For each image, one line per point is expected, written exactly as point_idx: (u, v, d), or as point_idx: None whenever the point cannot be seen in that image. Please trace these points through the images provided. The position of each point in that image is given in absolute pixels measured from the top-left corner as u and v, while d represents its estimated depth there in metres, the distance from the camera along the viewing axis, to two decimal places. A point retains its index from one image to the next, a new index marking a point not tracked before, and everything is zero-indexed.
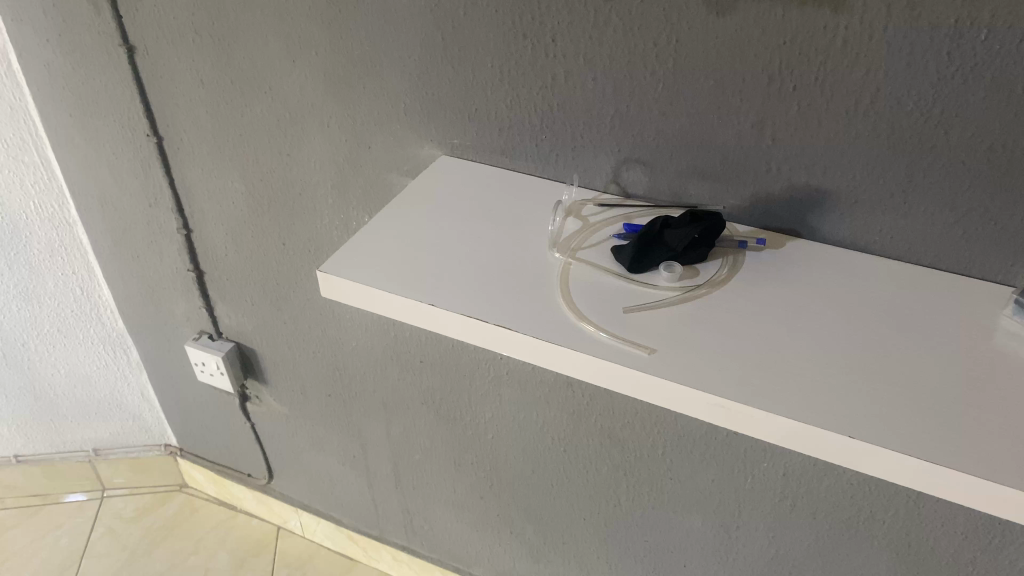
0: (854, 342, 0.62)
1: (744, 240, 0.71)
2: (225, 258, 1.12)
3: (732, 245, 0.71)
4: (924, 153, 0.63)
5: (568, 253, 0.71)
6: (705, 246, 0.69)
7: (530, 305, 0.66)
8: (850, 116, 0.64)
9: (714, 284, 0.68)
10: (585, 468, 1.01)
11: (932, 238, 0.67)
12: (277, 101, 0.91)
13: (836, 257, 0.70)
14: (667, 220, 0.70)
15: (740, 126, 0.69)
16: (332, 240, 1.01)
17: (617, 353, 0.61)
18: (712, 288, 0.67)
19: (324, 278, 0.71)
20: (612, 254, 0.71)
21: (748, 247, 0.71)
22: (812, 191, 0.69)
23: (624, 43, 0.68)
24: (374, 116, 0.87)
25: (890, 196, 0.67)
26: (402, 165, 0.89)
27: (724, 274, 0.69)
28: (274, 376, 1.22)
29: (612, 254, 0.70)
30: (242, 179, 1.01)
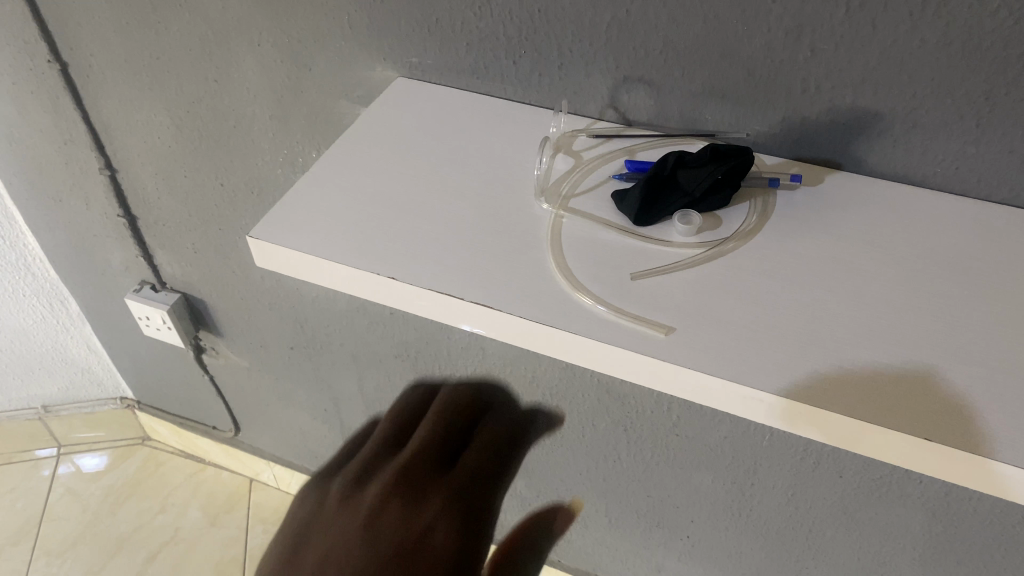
0: (917, 306, 0.50)
1: (775, 176, 0.58)
2: (159, 202, 0.97)
3: (761, 182, 0.58)
4: (1008, 64, 0.50)
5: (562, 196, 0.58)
6: (729, 188, 0.56)
7: (515, 273, 0.53)
8: (914, 19, 0.50)
9: (741, 236, 0.55)
10: (582, 424, 0.90)
11: (1008, 170, 0.54)
12: (196, 18, 0.75)
13: (885, 195, 0.57)
14: (683, 155, 0.57)
15: (770, 34, 0.54)
16: (278, 179, 0.87)
17: (625, 336, 0.49)
18: (740, 242, 0.55)
19: (258, 245, 0.57)
20: (614, 202, 0.58)
21: (779, 185, 0.58)
22: (859, 114, 0.56)
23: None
24: (313, 32, 0.71)
25: (959, 119, 0.53)
26: (352, 91, 0.74)
27: (752, 224, 0.56)
28: (229, 328, 1.09)
29: (614, 202, 0.58)
30: (166, 111, 0.86)
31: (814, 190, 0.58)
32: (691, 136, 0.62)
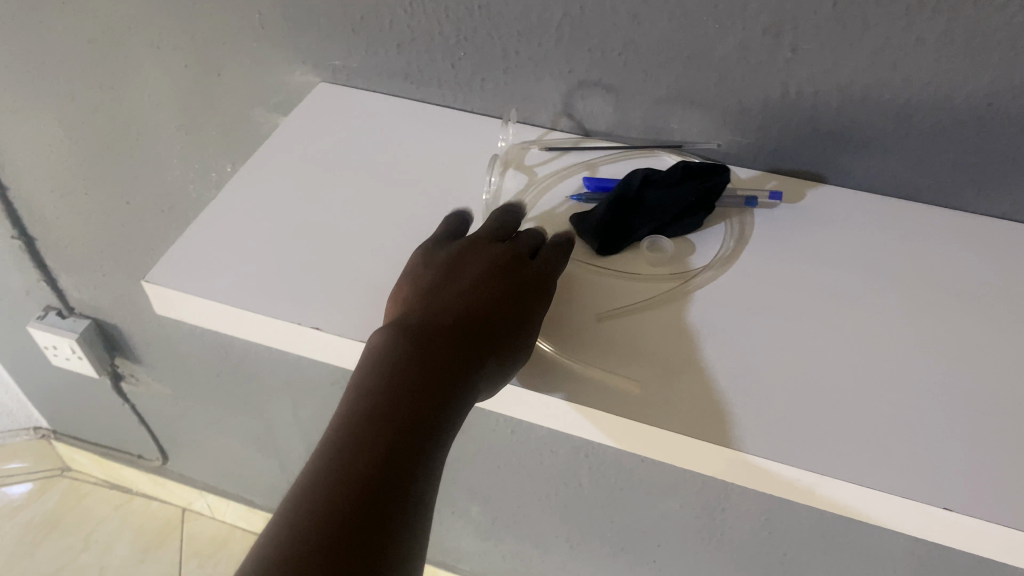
0: (922, 341, 0.44)
1: (754, 196, 0.52)
2: (57, 221, 0.86)
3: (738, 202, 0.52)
4: (1016, 65, 0.43)
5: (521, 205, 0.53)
6: (703, 209, 0.50)
7: None
8: (911, 15, 0.43)
9: (720, 261, 0.49)
10: (540, 450, 0.83)
11: (1011, 180, 0.49)
12: (82, 17, 0.64)
13: (876, 212, 0.52)
14: (649, 173, 0.50)
15: (745, 33, 0.47)
16: (191, 196, 0.77)
17: (596, 395, 0.41)
18: (718, 269, 0.48)
19: (156, 291, 0.49)
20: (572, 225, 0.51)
21: (757, 205, 0.52)
22: (845, 121, 0.49)
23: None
24: (220, 33, 0.62)
25: (957, 126, 0.47)
26: (269, 98, 0.66)
27: (731, 249, 0.49)
28: (148, 354, 0.99)
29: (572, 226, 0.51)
30: (58, 122, 0.75)
31: (796, 208, 0.52)
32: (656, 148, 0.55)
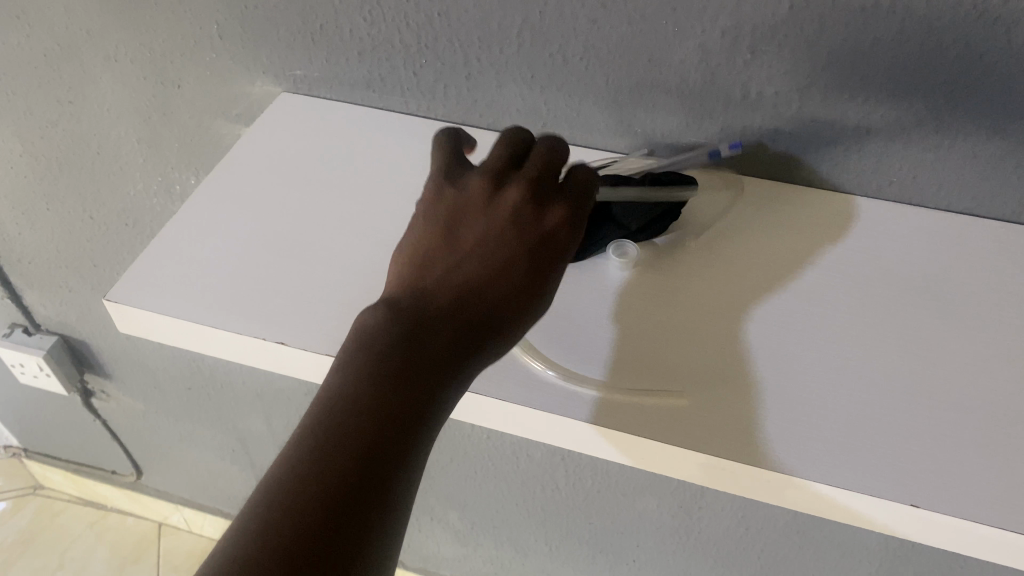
0: (886, 340, 0.44)
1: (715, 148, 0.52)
2: (19, 238, 0.85)
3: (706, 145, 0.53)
4: (971, 64, 0.44)
5: None
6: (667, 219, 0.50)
7: None
8: (867, 16, 0.44)
9: (697, 259, 0.50)
10: (515, 455, 0.83)
11: (970, 177, 0.49)
12: (38, 31, 0.64)
13: (839, 211, 0.52)
14: (615, 182, 0.49)
15: (704, 36, 0.47)
16: (154, 209, 0.77)
17: (568, 403, 0.42)
18: (696, 267, 0.49)
19: (117, 309, 0.48)
20: None
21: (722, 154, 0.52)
22: (806, 122, 0.50)
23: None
24: (178, 44, 0.61)
25: (916, 125, 0.48)
26: (229, 109, 0.65)
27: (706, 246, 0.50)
28: (117, 369, 0.98)
29: None
30: (16, 137, 0.74)
31: (759, 210, 0.52)
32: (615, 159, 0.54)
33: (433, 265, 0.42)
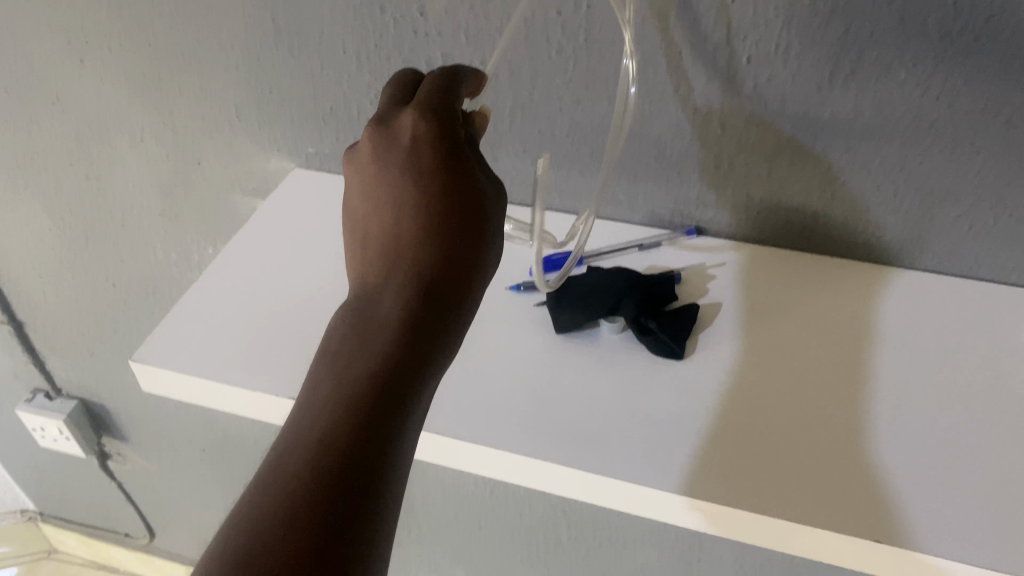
0: (853, 389, 0.48)
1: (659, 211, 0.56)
2: (44, 306, 0.89)
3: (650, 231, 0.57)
4: (920, 135, 0.48)
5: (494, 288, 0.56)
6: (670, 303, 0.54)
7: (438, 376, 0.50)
8: (822, 93, 0.48)
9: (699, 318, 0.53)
10: (518, 510, 0.85)
11: (930, 238, 0.53)
12: (70, 113, 0.69)
13: (805, 270, 0.56)
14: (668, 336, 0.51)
15: (677, 112, 0.52)
16: (172, 277, 0.81)
17: (559, 450, 0.45)
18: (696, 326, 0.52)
19: (142, 369, 0.52)
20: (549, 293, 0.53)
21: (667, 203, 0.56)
22: (774, 189, 0.54)
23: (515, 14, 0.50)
24: (199, 125, 0.67)
25: (876, 190, 0.52)
26: (246, 183, 0.70)
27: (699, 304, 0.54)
28: (134, 431, 1.01)
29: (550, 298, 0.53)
30: (47, 212, 0.79)
31: (729, 268, 0.56)
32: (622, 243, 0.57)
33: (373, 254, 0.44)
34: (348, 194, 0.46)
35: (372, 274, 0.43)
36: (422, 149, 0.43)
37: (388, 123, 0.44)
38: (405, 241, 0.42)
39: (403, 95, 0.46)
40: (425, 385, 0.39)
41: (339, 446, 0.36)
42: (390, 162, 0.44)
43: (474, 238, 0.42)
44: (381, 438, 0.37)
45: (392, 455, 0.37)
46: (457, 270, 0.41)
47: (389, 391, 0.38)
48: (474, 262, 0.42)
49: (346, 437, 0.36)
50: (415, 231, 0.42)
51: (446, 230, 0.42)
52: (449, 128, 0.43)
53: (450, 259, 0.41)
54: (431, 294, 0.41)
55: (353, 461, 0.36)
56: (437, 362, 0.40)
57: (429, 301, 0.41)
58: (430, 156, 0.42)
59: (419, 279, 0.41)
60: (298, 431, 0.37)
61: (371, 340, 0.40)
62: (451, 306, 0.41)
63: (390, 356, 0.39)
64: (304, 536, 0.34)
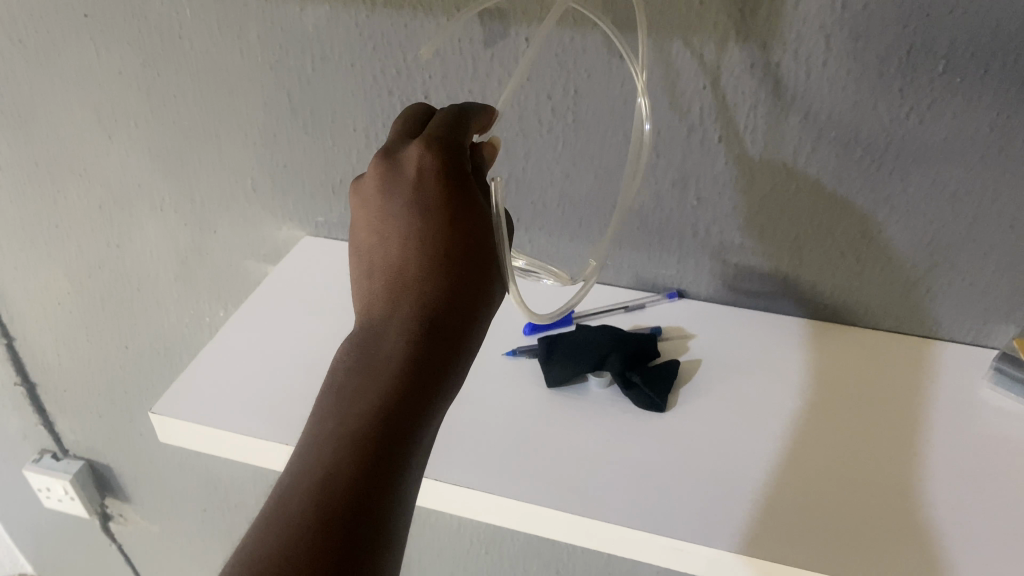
0: (824, 439, 0.52)
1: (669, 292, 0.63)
2: (57, 367, 0.93)
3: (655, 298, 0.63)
4: (878, 206, 0.53)
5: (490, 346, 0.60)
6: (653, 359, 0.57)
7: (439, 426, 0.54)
8: (788, 167, 0.54)
9: (682, 373, 0.57)
10: (512, 568, 0.88)
11: (892, 301, 0.58)
12: (96, 184, 0.74)
13: (778, 329, 0.60)
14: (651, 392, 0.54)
15: (658, 184, 0.57)
16: (184, 340, 0.85)
17: (549, 493, 0.48)
18: (679, 380, 0.56)
19: (161, 422, 0.55)
20: (543, 352, 0.57)
21: (655, 255, 0.62)
22: (748, 254, 0.59)
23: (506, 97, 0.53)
24: (216, 195, 0.72)
25: (840, 256, 0.57)
26: (258, 250, 0.75)
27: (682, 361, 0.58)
28: (138, 491, 1.04)
29: (544, 355, 0.57)
30: (67, 277, 0.83)
31: (707, 327, 0.61)
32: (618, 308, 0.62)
33: (377, 284, 0.46)
34: (354, 225, 0.49)
35: (379, 304, 0.45)
36: (427, 181, 0.45)
37: (396, 159, 0.47)
38: (409, 274, 0.45)
39: (409, 132, 0.49)
40: (433, 405, 0.42)
41: (353, 464, 0.38)
42: (395, 193, 0.46)
43: (476, 277, 0.45)
44: (389, 459, 0.39)
45: (401, 476, 0.39)
46: (460, 306, 0.44)
47: (399, 411, 0.41)
48: (476, 299, 0.45)
49: (358, 456, 0.39)
50: (420, 262, 0.45)
51: (451, 266, 0.45)
52: (455, 162, 0.45)
53: (454, 293, 0.44)
54: (437, 321, 0.44)
55: (366, 477, 0.38)
56: (444, 384, 0.43)
57: (434, 332, 0.43)
58: (436, 188, 0.45)
59: (425, 307, 0.44)
60: (312, 449, 0.40)
61: (378, 367, 0.42)
62: (455, 334, 0.44)
63: (398, 384, 0.41)
64: (317, 550, 0.36)
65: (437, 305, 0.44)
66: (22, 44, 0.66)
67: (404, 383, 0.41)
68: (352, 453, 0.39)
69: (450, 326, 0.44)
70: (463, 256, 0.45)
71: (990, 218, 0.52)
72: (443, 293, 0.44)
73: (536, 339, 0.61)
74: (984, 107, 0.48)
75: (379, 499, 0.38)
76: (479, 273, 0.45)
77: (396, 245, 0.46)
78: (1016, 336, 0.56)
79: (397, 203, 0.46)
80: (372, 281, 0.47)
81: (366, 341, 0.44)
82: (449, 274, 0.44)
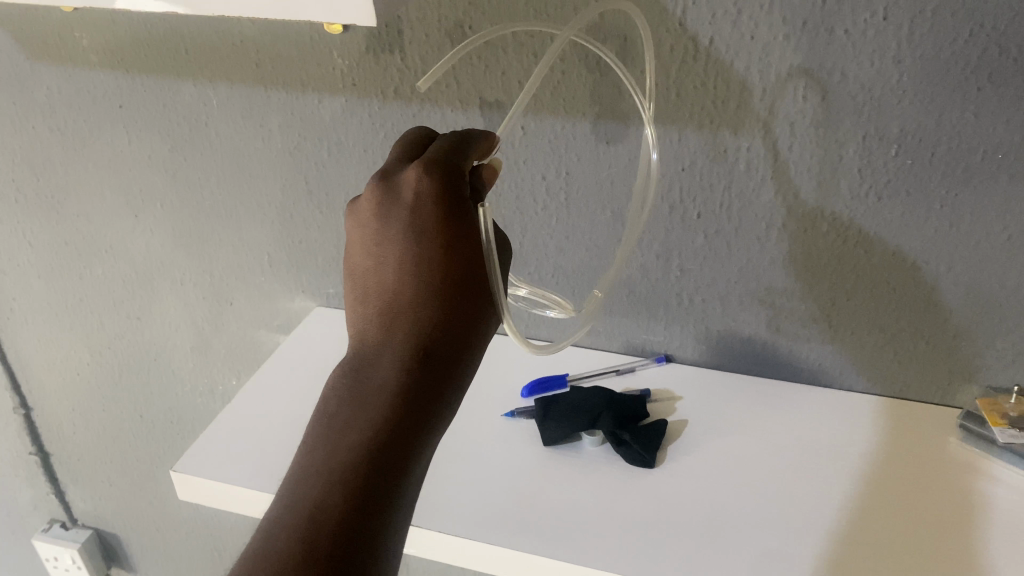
0: (802, 491, 0.55)
1: (659, 357, 0.68)
2: (72, 437, 0.96)
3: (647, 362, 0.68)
4: (846, 275, 0.58)
5: (491, 409, 0.64)
6: (643, 418, 0.61)
7: (444, 483, 0.57)
8: (762, 241, 0.59)
9: (671, 432, 0.61)
10: None
11: (863, 364, 0.62)
12: (120, 261, 0.80)
13: (759, 391, 0.65)
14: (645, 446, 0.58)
15: (644, 257, 0.63)
16: (196, 409, 0.89)
17: (547, 544, 0.52)
18: (668, 438, 0.60)
19: (182, 481, 0.59)
20: (540, 413, 0.61)
21: (643, 323, 0.67)
22: (729, 321, 0.64)
23: (508, 124, 0.56)
24: (233, 270, 0.77)
25: (814, 321, 0.61)
26: (271, 320, 0.79)
27: (670, 420, 0.62)
28: (145, 560, 1.06)
29: (540, 416, 0.61)
30: (87, 349, 0.88)
31: (693, 390, 0.65)
32: (611, 372, 0.67)
33: (371, 309, 0.47)
34: (349, 240, 0.49)
35: (374, 330, 0.47)
36: (425, 208, 0.45)
37: (393, 180, 0.46)
38: (403, 302, 0.46)
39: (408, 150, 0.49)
40: (424, 437, 0.44)
41: (340, 499, 0.41)
42: (392, 217, 0.46)
43: (472, 306, 0.46)
44: (379, 495, 0.42)
45: (390, 510, 0.42)
46: (454, 337, 0.45)
47: (386, 448, 0.43)
48: (470, 327, 0.46)
49: (348, 491, 0.41)
50: (415, 292, 0.46)
51: (445, 296, 0.45)
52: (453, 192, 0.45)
53: (448, 325, 0.45)
54: (429, 355, 0.45)
55: (350, 516, 0.41)
56: (434, 418, 0.45)
57: (427, 364, 0.45)
58: (433, 216, 0.45)
59: (418, 340, 0.45)
60: (301, 483, 0.42)
61: (372, 399, 0.44)
62: (449, 366, 0.45)
63: (390, 418, 0.43)
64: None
65: (431, 336, 0.45)
66: (61, 133, 0.72)
67: (396, 417, 0.43)
68: (336, 492, 0.41)
69: (443, 358, 0.45)
70: (458, 285, 0.46)
71: (949, 286, 0.56)
72: (437, 324, 0.45)
73: (533, 400, 0.64)
74: (934, 186, 0.53)
75: (369, 534, 0.41)
76: (474, 302, 0.46)
77: (392, 272, 0.47)
78: (980, 397, 0.60)
79: (394, 226, 0.46)
80: (367, 304, 0.48)
81: (361, 368, 0.46)
82: (444, 305, 0.45)
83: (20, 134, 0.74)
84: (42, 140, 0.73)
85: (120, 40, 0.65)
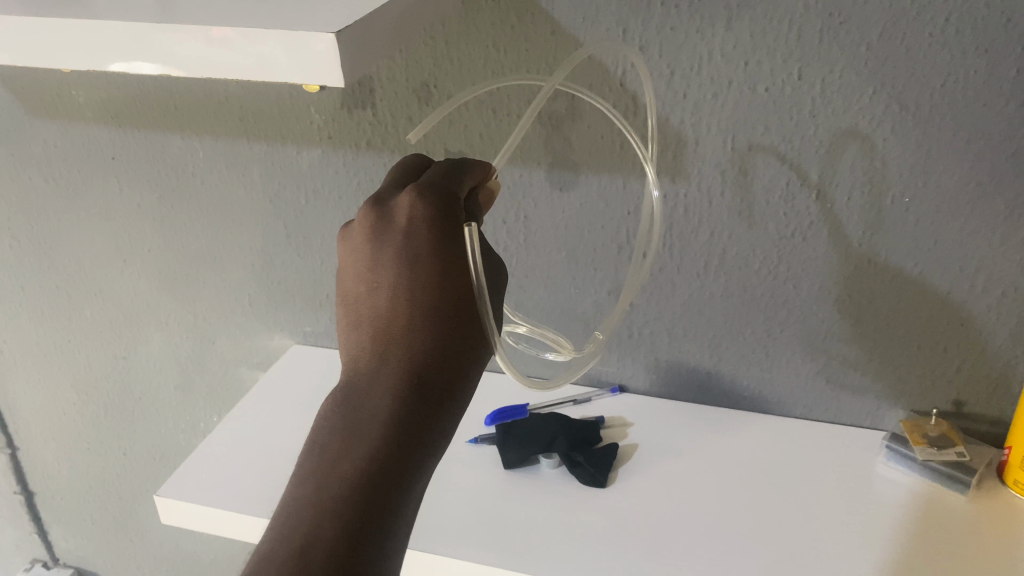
0: (742, 505, 0.60)
1: (614, 387, 0.73)
2: (57, 476, 0.99)
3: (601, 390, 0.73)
4: (778, 307, 0.64)
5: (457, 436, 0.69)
6: (597, 441, 0.66)
7: None
8: (702, 277, 0.64)
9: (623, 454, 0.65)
10: None
11: (799, 390, 0.68)
12: (109, 304, 0.84)
13: (706, 417, 0.70)
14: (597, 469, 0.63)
15: (597, 293, 0.68)
16: (178, 446, 0.93)
17: (505, 557, 0.56)
18: (620, 460, 0.65)
19: (166, 504, 0.63)
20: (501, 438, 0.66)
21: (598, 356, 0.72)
22: (676, 353, 0.69)
23: None
24: (217, 310, 0.82)
25: (752, 351, 0.67)
26: (251, 358, 0.84)
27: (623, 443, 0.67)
28: None
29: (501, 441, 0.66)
30: (74, 388, 0.91)
31: (646, 417, 0.70)
32: (569, 401, 0.72)
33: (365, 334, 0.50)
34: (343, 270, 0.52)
35: (368, 354, 0.49)
36: (416, 233, 0.49)
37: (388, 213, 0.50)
38: (396, 327, 0.49)
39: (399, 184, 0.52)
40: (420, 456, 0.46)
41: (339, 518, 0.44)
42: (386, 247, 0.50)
43: (462, 329, 0.48)
44: (376, 514, 0.44)
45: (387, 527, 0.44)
46: (447, 359, 0.48)
47: (382, 468, 0.45)
48: (462, 350, 0.48)
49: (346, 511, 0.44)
50: (408, 317, 0.48)
51: (436, 321, 0.48)
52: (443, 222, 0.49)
53: (441, 348, 0.48)
54: (423, 378, 0.47)
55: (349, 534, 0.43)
56: (430, 438, 0.47)
57: (421, 386, 0.47)
58: (423, 241, 0.49)
59: (411, 363, 0.47)
60: (302, 504, 0.45)
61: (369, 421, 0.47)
62: (442, 388, 0.47)
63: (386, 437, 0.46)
64: None
65: (424, 359, 0.47)
66: (56, 183, 0.78)
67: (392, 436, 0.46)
68: (335, 512, 0.44)
69: (436, 380, 0.47)
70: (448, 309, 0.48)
71: (870, 317, 0.62)
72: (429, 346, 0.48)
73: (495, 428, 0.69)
74: (850, 226, 0.59)
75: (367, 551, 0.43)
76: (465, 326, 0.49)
77: (385, 298, 0.49)
78: (905, 419, 0.65)
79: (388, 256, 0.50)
80: (361, 329, 0.50)
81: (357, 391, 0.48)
82: (436, 329, 0.48)
83: (17, 185, 0.79)
84: (37, 191, 0.78)
85: (115, 99, 0.71)
